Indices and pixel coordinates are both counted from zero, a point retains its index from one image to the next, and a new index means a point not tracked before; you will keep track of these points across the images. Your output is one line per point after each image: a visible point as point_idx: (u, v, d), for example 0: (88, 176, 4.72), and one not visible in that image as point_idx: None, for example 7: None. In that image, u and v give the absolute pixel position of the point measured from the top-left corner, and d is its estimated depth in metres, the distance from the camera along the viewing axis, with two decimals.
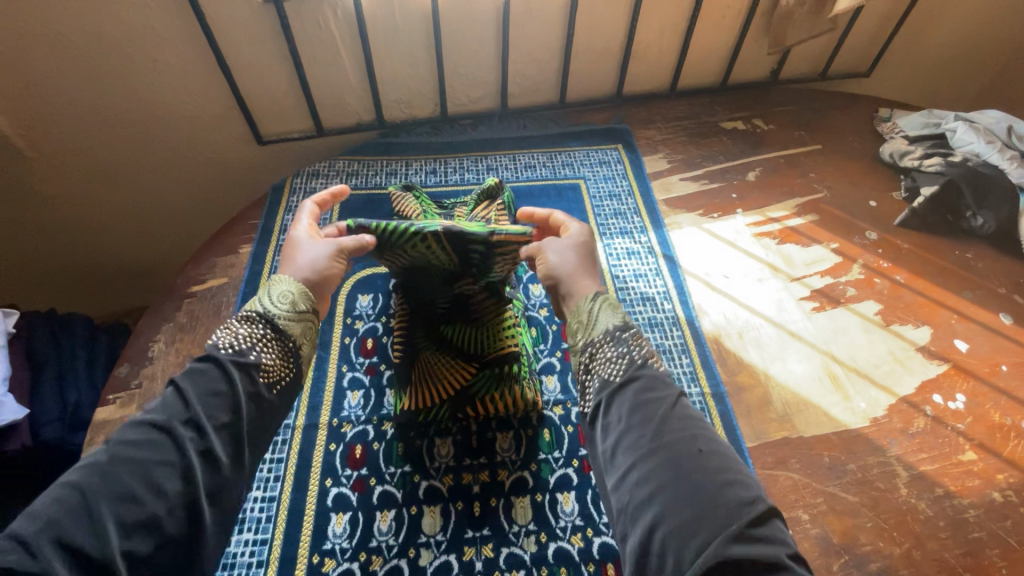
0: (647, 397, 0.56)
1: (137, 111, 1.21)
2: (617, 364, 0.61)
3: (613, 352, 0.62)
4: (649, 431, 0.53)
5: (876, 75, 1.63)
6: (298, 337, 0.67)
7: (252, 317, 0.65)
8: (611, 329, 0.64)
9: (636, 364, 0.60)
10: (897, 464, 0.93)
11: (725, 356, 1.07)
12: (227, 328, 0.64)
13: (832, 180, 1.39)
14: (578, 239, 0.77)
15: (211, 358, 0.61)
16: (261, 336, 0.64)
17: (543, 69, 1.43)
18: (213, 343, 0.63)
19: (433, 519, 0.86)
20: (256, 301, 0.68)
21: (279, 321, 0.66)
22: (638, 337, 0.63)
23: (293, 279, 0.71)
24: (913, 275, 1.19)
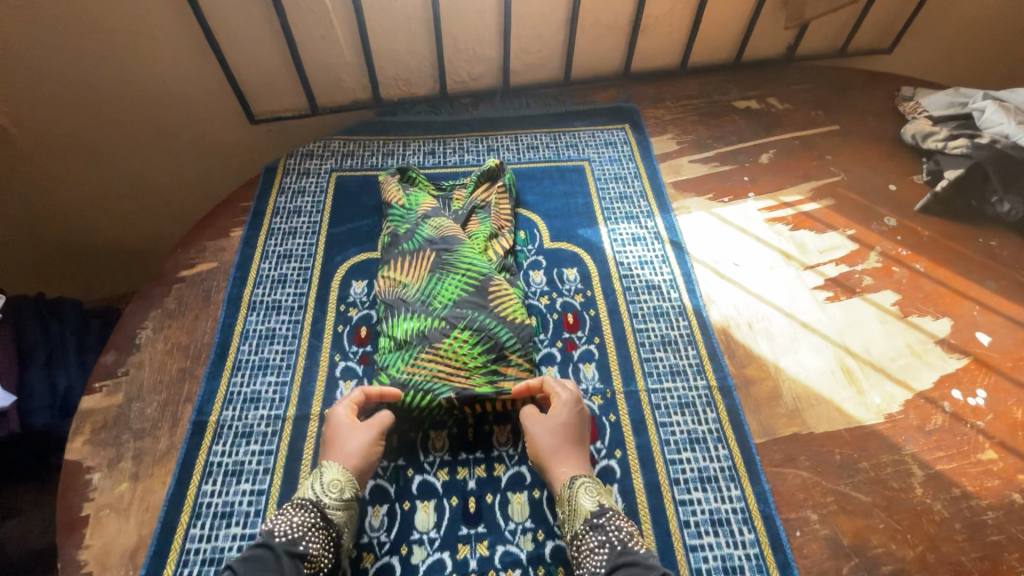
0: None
1: (123, 88, 1.16)
2: (602, 555, 0.72)
3: (596, 540, 0.74)
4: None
5: (899, 52, 1.55)
6: (339, 525, 0.77)
7: (305, 505, 0.76)
8: (590, 516, 0.76)
9: (619, 552, 0.72)
10: (912, 463, 0.89)
11: (734, 347, 1.02)
12: (282, 514, 0.75)
13: (849, 163, 1.32)
14: (565, 418, 0.84)
15: (266, 545, 0.71)
16: (312, 525, 0.74)
17: (547, 44, 1.36)
18: (270, 531, 0.73)
19: (426, 515, 0.83)
20: (307, 487, 0.78)
21: (328, 510, 0.76)
22: (618, 519, 0.76)
23: (342, 465, 0.80)
24: (933, 264, 1.13)
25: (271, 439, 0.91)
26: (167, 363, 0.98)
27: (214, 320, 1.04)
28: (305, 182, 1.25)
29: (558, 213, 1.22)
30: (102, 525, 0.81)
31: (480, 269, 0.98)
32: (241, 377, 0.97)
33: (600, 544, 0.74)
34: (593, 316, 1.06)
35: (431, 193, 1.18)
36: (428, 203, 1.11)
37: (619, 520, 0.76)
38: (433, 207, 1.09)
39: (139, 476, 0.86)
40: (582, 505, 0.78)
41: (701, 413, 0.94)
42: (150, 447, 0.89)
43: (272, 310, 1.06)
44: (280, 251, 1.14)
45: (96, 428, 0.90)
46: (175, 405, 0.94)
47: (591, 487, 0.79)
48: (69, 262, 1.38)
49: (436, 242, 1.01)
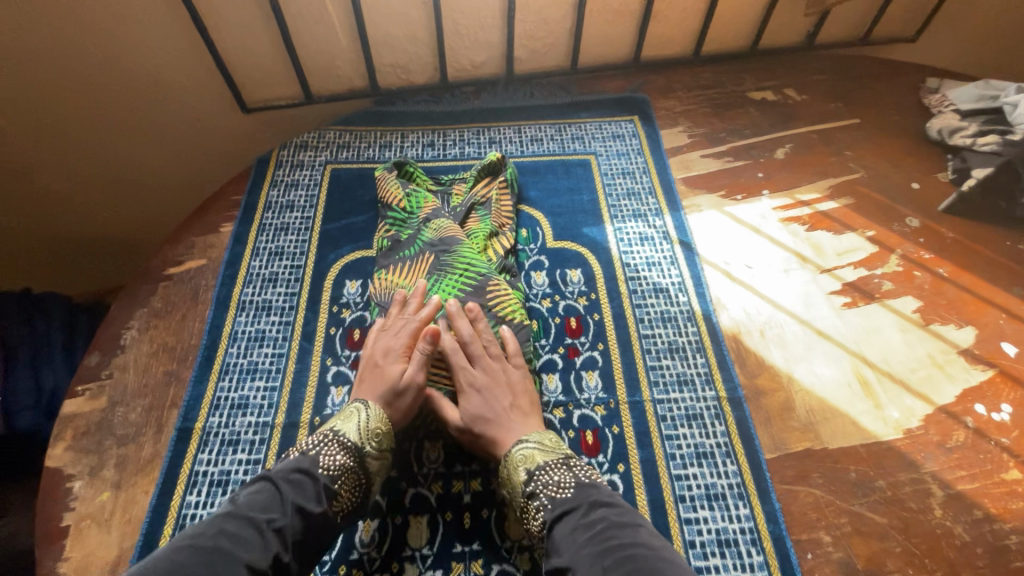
0: (570, 523, 0.68)
1: (106, 73, 1.11)
2: (539, 514, 0.71)
3: (534, 506, 0.72)
4: (581, 547, 0.64)
5: (926, 40, 1.47)
6: (370, 475, 0.76)
7: (347, 446, 0.75)
8: (523, 485, 0.74)
9: (550, 506, 0.71)
10: (931, 483, 0.84)
11: (745, 356, 0.97)
12: (326, 445, 0.75)
13: (869, 159, 1.26)
14: (473, 395, 0.81)
15: (309, 473, 0.72)
16: (349, 469, 0.74)
17: (553, 30, 1.29)
18: (312, 459, 0.73)
19: (419, 530, 0.79)
20: (350, 422, 0.77)
21: (366, 459, 0.76)
22: (547, 471, 0.74)
23: (382, 413, 0.79)
24: (957, 268, 1.07)
25: (259, 447, 0.88)
26: (153, 366, 0.94)
27: (202, 320, 1.00)
28: (299, 175, 1.20)
29: (562, 211, 1.16)
30: (82, 537, 0.78)
31: (480, 269, 0.93)
32: (229, 382, 0.93)
33: (537, 507, 0.72)
34: (597, 321, 1.01)
35: (429, 188, 1.13)
36: (430, 204, 1.05)
37: (547, 475, 0.74)
38: (434, 208, 1.04)
39: (122, 485, 0.83)
40: (512, 476, 0.76)
41: (709, 426, 0.89)
42: (133, 454, 0.86)
43: (262, 311, 1.02)
44: (271, 247, 1.10)
45: (78, 434, 0.87)
46: (160, 411, 0.90)
47: (520, 452, 0.77)
48: (57, 258, 1.33)
49: (436, 245, 0.96)
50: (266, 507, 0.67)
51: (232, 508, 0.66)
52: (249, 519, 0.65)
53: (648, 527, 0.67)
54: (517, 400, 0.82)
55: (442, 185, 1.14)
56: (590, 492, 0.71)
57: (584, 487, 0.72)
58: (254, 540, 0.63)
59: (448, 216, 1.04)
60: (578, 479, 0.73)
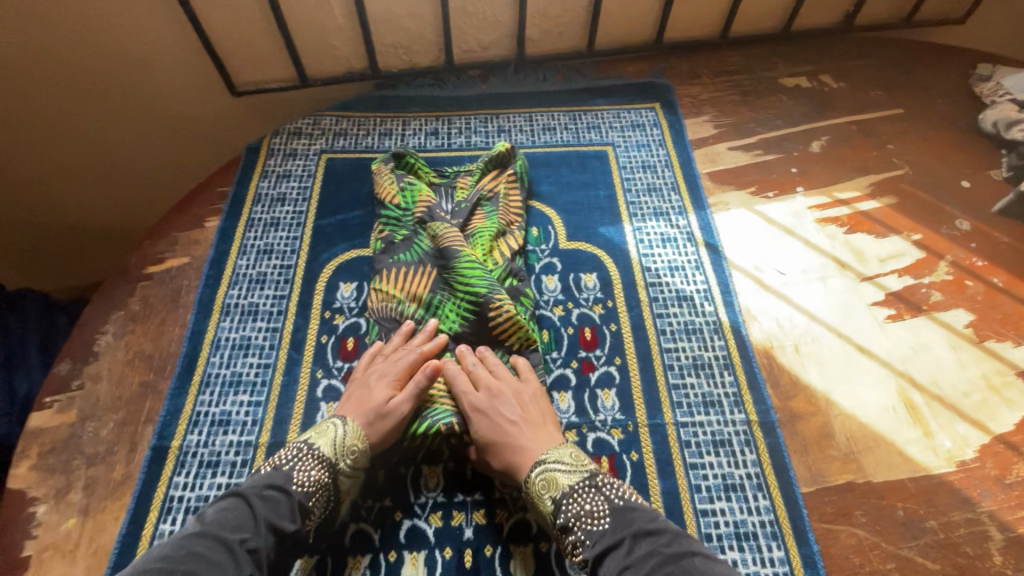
0: (614, 560, 0.61)
1: (79, 51, 1.01)
2: (577, 551, 0.64)
3: (570, 541, 0.65)
4: None
5: (977, 22, 1.34)
6: (342, 493, 0.71)
7: (323, 460, 0.70)
8: (554, 517, 0.67)
9: (588, 541, 0.64)
10: (989, 524, 0.75)
11: (779, 375, 0.88)
12: (301, 460, 0.69)
13: (914, 153, 1.14)
14: (483, 421, 0.75)
15: (282, 489, 0.66)
16: (325, 484, 0.69)
17: (568, 8, 1.18)
18: (286, 475, 0.68)
19: (416, 569, 0.72)
20: (325, 437, 0.72)
21: (342, 474, 0.71)
22: (576, 497, 0.67)
23: (360, 428, 0.74)
24: (1015, 278, 0.97)
25: (240, 470, 0.80)
26: (128, 376, 0.86)
27: (182, 326, 0.92)
28: (291, 165, 1.11)
29: (577, 208, 1.06)
30: (44, 569, 0.71)
31: (481, 284, 0.84)
32: (210, 396, 0.85)
33: (573, 543, 0.65)
34: (614, 331, 0.92)
35: (431, 181, 1.03)
36: (425, 198, 0.96)
37: (578, 503, 0.66)
38: (430, 204, 0.96)
39: (90, 510, 0.76)
40: (540, 506, 0.69)
41: (738, 454, 0.81)
42: (104, 475, 0.78)
43: (248, 315, 0.93)
44: (260, 245, 1.01)
45: (43, 452, 0.79)
46: (134, 427, 0.82)
47: (540, 478, 0.70)
48: (37, 248, 1.25)
49: (435, 257, 0.89)
50: (238, 526, 0.62)
51: (200, 528, 0.61)
52: (221, 542, 0.60)
53: (703, 552, 0.60)
54: (528, 413, 0.76)
55: (445, 176, 1.05)
56: (630, 519, 0.64)
57: (620, 512, 0.65)
58: (228, 564, 0.58)
59: (449, 216, 0.95)
60: (611, 504, 0.66)
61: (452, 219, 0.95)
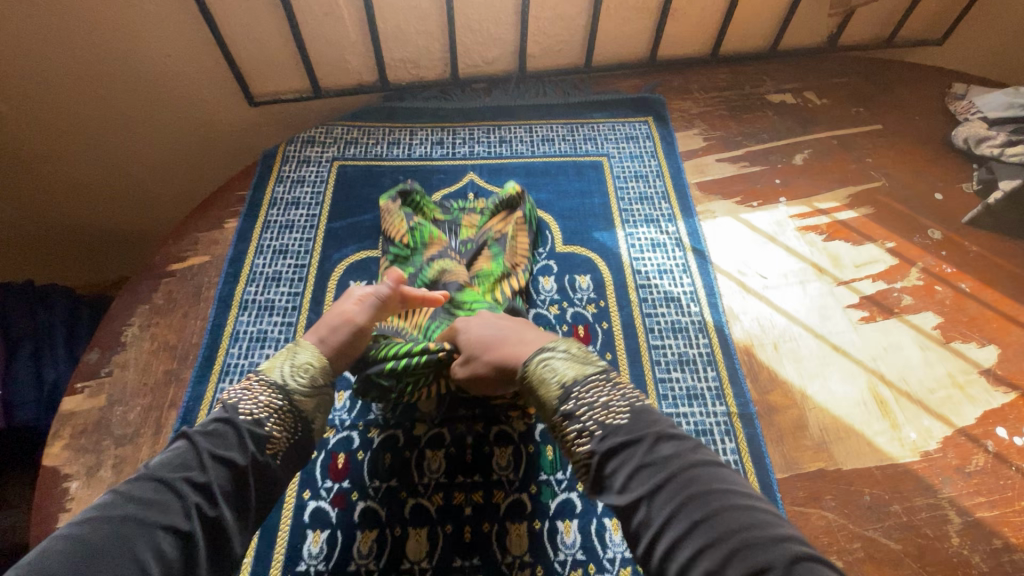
0: (630, 457, 0.53)
1: (110, 63, 1.08)
2: (585, 444, 0.56)
3: (574, 430, 0.57)
4: (656, 492, 0.50)
5: (954, 44, 1.42)
6: (307, 415, 0.65)
7: (273, 385, 0.64)
8: (558, 404, 0.59)
9: (602, 435, 0.55)
10: (949, 509, 0.81)
11: (758, 370, 0.95)
12: (247, 391, 0.63)
13: (891, 166, 1.22)
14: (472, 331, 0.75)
15: (229, 421, 0.60)
16: (279, 408, 0.62)
17: (568, 27, 1.25)
18: (231, 408, 0.61)
19: (419, 543, 0.78)
20: (276, 363, 0.67)
21: (296, 396, 0.64)
22: (589, 390, 0.59)
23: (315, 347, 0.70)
24: (981, 284, 1.04)
25: None
26: (153, 364, 0.93)
27: (203, 319, 0.98)
28: (305, 171, 1.18)
29: (572, 214, 1.14)
30: None
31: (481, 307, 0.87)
32: (229, 383, 0.92)
33: (579, 433, 0.57)
34: (606, 329, 0.99)
35: (436, 217, 1.09)
36: (437, 240, 1.00)
37: (590, 394, 0.58)
38: (439, 248, 0.99)
39: (119, 486, 0.82)
40: (544, 393, 0.61)
41: (718, 442, 0.87)
42: (131, 454, 0.85)
43: (264, 310, 1.00)
44: (275, 245, 1.08)
45: (75, 432, 0.86)
46: (159, 411, 0.89)
47: (544, 365, 0.63)
48: (63, 248, 1.33)
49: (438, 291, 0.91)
50: (181, 466, 0.55)
51: (141, 473, 0.54)
52: (159, 479, 0.53)
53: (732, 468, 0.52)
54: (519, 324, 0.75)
55: (450, 211, 1.11)
56: (652, 420, 0.55)
57: (640, 412, 0.56)
58: (172, 504, 0.52)
59: (455, 256, 0.99)
60: (632, 402, 0.57)
61: (458, 257, 0.99)
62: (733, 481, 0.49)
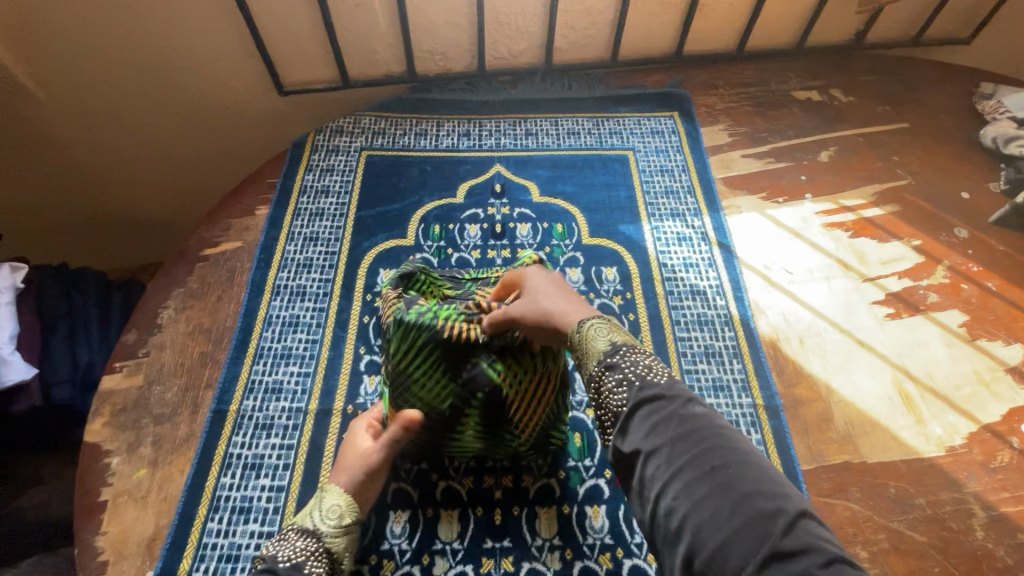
0: (659, 407, 0.52)
1: (146, 52, 1.10)
2: (620, 394, 0.55)
3: (612, 381, 0.57)
4: (677, 435, 0.48)
5: (982, 43, 1.41)
6: (338, 556, 0.71)
7: (307, 532, 0.71)
8: (602, 359, 0.59)
9: (638, 386, 0.54)
10: (973, 503, 0.82)
11: (784, 364, 0.96)
12: (282, 542, 0.69)
13: (917, 165, 1.22)
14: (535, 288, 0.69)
15: (269, 570, 0.65)
16: (314, 551, 0.69)
17: (596, 21, 1.26)
18: (271, 557, 0.67)
19: (450, 524, 0.80)
20: (308, 510, 0.74)
21: (327, 539, 0.71)
22: (637, 353, 0.59)
23: (340, 486, 0.76)
24: (1007, 283, 1.04)
25: (292, 432, 0.88)
26: (189, 346, 0.95)
27: (237, 303, 1.00)
28: (334, 160, 1.19)
29: (599, 207, 1.15)
30: (119, 513, 0.80)
31: None
32: (263, 365, 0.94)
33: (616, 384, 0.56)
34: (632, 320, 1.00)
35: (446, 294, 0.90)
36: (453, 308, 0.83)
37: (637, 356, 0.58)
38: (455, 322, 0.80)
39: (158, 463, 0.84)
40: (590, 352, 0.61)
41: (744, 433, 0.88)
42: (170, 433, 0.87)
43: (296, 296, 1.02)
44: (306, 233, 1.10)
45: (115, 411, 0.88)
46: (196, 391, 0.91)
47: (596, 327, 0.62)
48: (102, 230, 1.38)
49: None
50: None
51: None
52: None
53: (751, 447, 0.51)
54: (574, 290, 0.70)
55: (466, 283, 0.93)
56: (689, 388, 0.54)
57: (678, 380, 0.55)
58: None
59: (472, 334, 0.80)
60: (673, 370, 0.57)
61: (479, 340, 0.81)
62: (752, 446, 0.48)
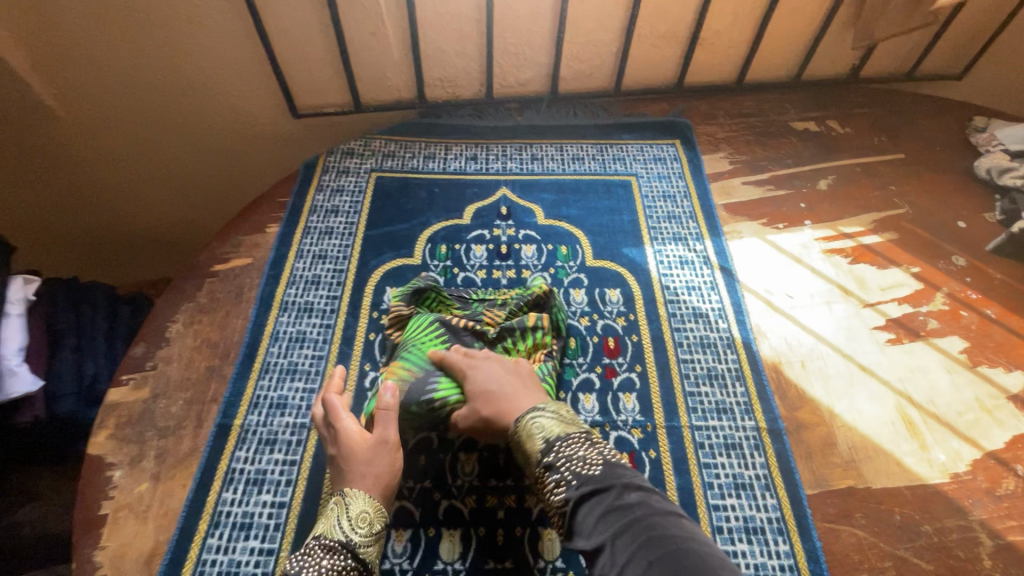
0: (598, 504, 0.60)
1: (169, 74, 1.14)
2: (562, 491, 0.64)
3: (552, 480, 0.66)
4: (617, 533, 0.56)
5: (974, 78, 1.46)
6: (371, 563, 0.70)
7: (335, 547, 0.68)
8: (541, 458, 0.69)
9: (577, 484, 0.63)
10: (980, 531, 0.81)
11: (786, 388, 0.96)
12: (308, 558, 0.66)
13: (914, 195, 1.24)
14: (484, 369, 0.80)
15: None
16: (341, 570, 0.67)
17: (600, 52, 1.30)
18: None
19: (452, 544, 0.79)
20: (332, 521, 0.70)
21: (360, 551, 0.69)
22: (569, 445, 0.68)
23: (367, 494, 0.72)
24: (1006, 311, 1.05)
25: (296, 448, 0.88)
26: (195, 360, 0.96)
27: (245, 318, 1.01)
28: (344, 181, 1.22)
29: (602, 230, 1.17)
30: (120, 527, 0.79)
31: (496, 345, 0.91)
32: (269, 381, 0.95)
33: (556, 482, 0.66)
34: (635, 342, 1.01)
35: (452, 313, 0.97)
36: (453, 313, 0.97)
37: (569, 449, 0.68)
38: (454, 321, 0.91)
39: (160, 476, 0.84)
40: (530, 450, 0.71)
41: (748, 456, 0.88)
42: (173, 446, 0.87)
43: (304, 312, 1.03)
44: (315, 250, 1.11)
45: (120, 423, 0.88)
46: (200, 405, 0.91)
47: (534, 421, 0.73)
48: (121, 243, 1.43)
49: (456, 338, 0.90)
50: None
51: None
52: None
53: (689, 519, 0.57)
54: (520, 372, 0.82)
55: (473, 304, 0.99)
56: (620, 473, 0.62)
57: (612, 467, 0.64)
58: None
59: (467, 330, 0.91)
60: (605, 458, 0.65)
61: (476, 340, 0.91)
62: (687, 531, 0.54)
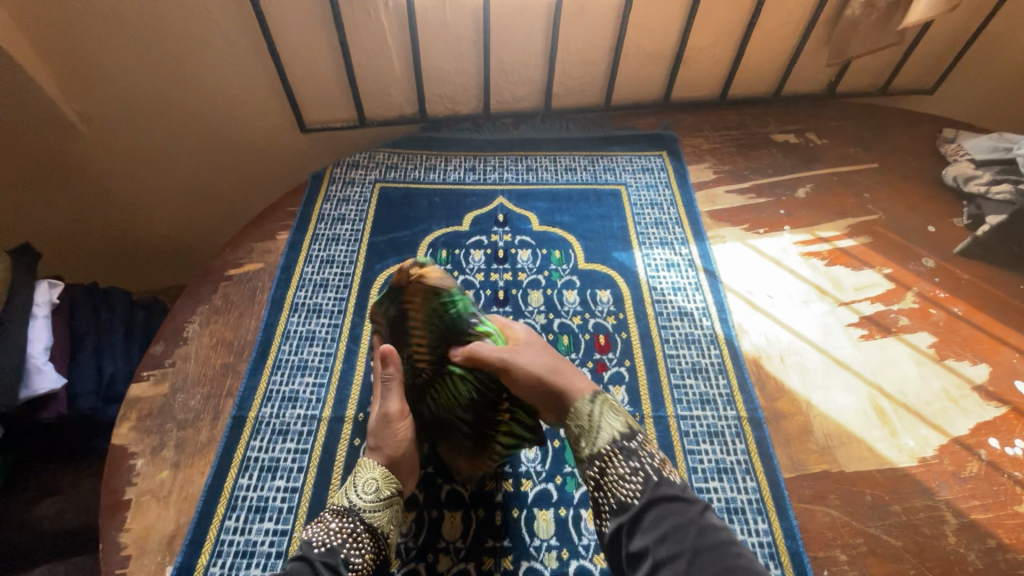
0: (678, 511, 0.63)
1: (187, 93, 1.22)
2: (633, 485, 0.67)
3: (626, 469, 0.69)
4: (696, 544, 0.58)
5: (944, 92, 1.55)
6: (382, 527, 0.75)
7: (344, 512, 0.75)
8: (617, 441, 0.72)
9: (654, 484, 0.66)
10: (945, 510, 0.87)
11: (766, 380, 1.02)
12: (320, 522, 0.74)
13: (887, 201, 1.32)
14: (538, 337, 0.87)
15: (304, 557, 0.70)
16: (349, 533, 0.73)
17: (591, 70, 1.39)
18: (307, 541, 0.72)
19: (454, 524, 0.85)
20: (345, 490, 0.78)
21: (366, 514, 0.75)
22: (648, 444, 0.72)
23: (375, 464, 0.79)
24: (972, 308, 1.12)
25: (306, 438, 0.94)
26: (212, 358, 1.02)
27: (258, 319, 1.08)
28: (350, 191, 1.30)
29: (594, 235, 1.24)
30: (143, 510, 0.85)
31: None
32: (281, 376, 1.01)
33: (629, 474, 0.69)
34: (625, 338, 1.07)
35: None
36: None
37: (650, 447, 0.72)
38: None
39: (180, 464, 0.90)
40: (604, 429, 0.74)
41: (730, 443, 0.94)
42: (192, 437, 0.93)
43: (313, 313, 1.10)
44: (323, 255, 1.18)
45: (141, 415, 0.94)
46: (217, 399, 0.97)
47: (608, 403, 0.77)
48: (137, 250, 1.51)
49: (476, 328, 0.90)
50: None
51: None
52: None
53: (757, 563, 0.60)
54: None
55: None
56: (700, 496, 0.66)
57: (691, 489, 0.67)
58: None
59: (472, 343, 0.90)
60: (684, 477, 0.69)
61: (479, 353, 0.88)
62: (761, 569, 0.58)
